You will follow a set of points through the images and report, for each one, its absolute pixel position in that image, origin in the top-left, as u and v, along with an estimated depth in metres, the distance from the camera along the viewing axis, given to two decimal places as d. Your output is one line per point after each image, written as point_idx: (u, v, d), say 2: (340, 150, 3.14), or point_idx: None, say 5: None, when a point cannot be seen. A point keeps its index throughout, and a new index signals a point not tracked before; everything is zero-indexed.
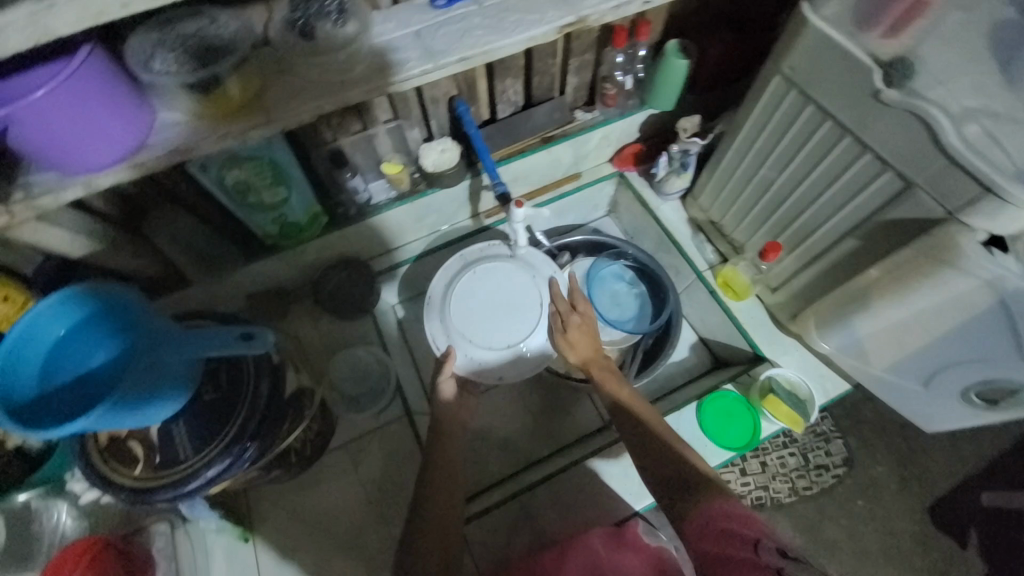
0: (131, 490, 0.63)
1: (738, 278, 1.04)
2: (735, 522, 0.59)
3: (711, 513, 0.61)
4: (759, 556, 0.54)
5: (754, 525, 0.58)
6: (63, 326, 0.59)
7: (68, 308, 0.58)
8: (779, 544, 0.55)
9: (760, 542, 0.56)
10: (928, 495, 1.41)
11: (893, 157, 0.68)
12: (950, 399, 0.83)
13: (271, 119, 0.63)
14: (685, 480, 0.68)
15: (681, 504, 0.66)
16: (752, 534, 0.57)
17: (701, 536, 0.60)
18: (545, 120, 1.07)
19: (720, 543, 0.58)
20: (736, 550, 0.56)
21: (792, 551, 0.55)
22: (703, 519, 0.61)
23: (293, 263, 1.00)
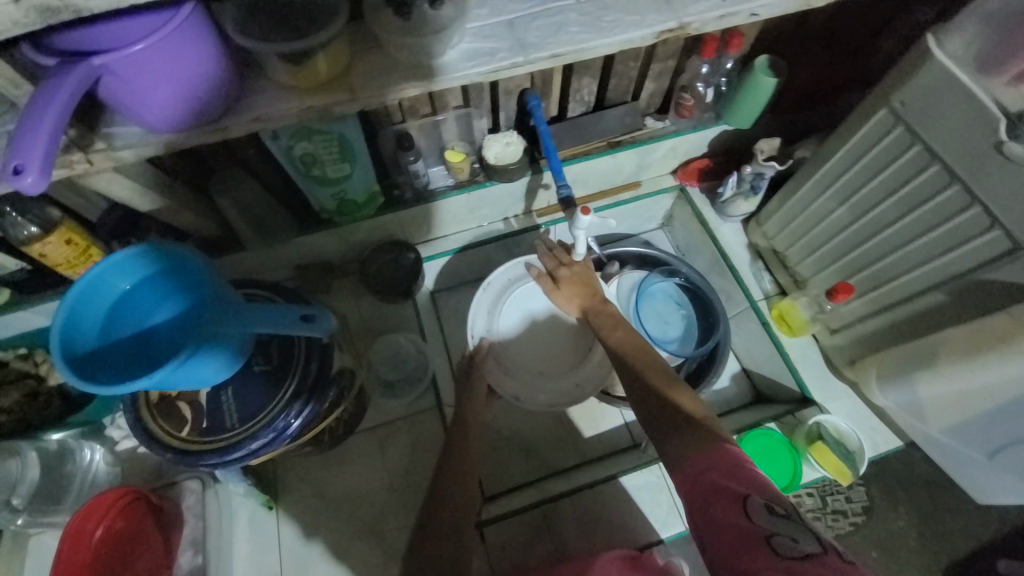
0: (176, 451, 0.64)
1: (795, 313, 1.00)
2: (725, 474, 0.54)
3: (701, 464, 0.56)
4: (749, 519, 0.50)
5: (745, 477, 0.54)
6: (130, 281, 0.59)
7: (137, 263, 0.58)
8: (768, 500, 0.52)
9: (749, 497, 0.52)
10: (950, 557, 1.36)
11: (1006, 215, 0.62)
12: (1013, 476, 0.77)
13: (357, 95, 0.63)
14: (677, 420, 0.64)
15: (671, 444, 0.62)
16: (741, 486, 0.53)
17: (690, 486, 0.56)
18: (614, 124, 1.03)
19: (708, 498, 0.54)
20: (725, 507, 0.52)
21: (782, 507, 0.52)
22: (694, 468, 0.57)
23: (343, 240, 0.99)
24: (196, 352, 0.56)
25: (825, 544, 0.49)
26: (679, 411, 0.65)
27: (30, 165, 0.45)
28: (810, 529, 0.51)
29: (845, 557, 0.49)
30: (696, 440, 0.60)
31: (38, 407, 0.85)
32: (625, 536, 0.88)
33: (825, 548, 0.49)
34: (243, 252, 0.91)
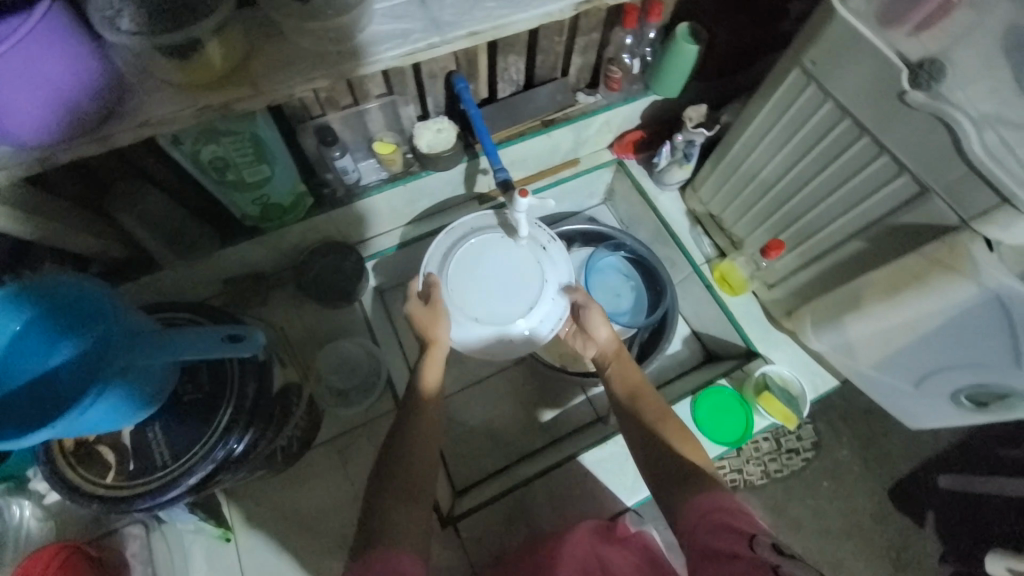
0: (103, 500, 0.58)
1: (735, 273, 1.04)
2: (729, 515, 0.54)
3: (706, 507, 0.57)
4: (753, 550, 0.49)
5: (753, 525, 0.53)
6: (19, 321, 0.52)
7: (23, 301, 0.51)
8: (775, 541, 0.50)
9: (755, 537, 0.51)
10: (889, 477, 1.49)
11: (910, 161, 0.67)
12: (938, 398, 0.84)
13: (260, 89, 0.57)
14: (685, 473, 0.64)
15: (679, 497, 0.61)
16: (746, 527, 0.52)
17: (694, 527, 0.56)
18: (546, 102, 1.01)
19: (713, 536, 0.53)
20: (728, 543, 0.51)
21: (790, 549, 0.49)
22: (699, 515, 0.56)
23: (275, 247, 0.93)
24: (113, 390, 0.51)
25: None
26: (685, 463, 0.66)
27: None
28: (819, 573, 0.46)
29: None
30: (703, 489, 0.60)
31: None
32: (595, 508, 0.90)
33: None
34: (160, 272, 0.83)
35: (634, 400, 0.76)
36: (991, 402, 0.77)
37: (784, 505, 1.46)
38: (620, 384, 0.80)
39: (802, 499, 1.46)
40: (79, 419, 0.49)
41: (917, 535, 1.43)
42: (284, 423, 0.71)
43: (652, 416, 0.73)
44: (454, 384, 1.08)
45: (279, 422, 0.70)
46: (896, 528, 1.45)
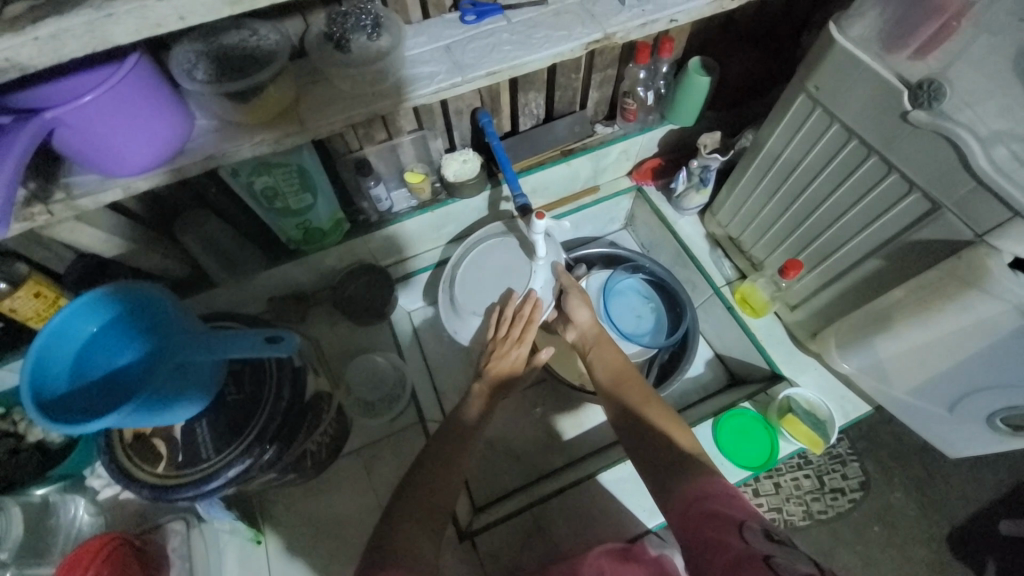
0: (152, 487, 0.64)
1: (756, 295, 1.04)
2: (720, 503, 0.56)
3: (696, 492, 0.59)
4: (744, 540, 0.50)
5: (742, 508, 0.55)
6: (96, 325, 0.60)
7: (98, 306, 0.59)
8: (765, 527, 0.52)
9: (747, 524, 0.52)
10: (948, 523, 1.37)
11: (920, 177, 0.68)
12: (975, 424, 0.81)
13: (305, 125, 0.66)
14: (674, 457, 0.67)
15: (671, 479, 0.64)
16: (738, 515, 0.54)
17: (687, 515, 0.57)
18: (565, 133, 1.08)
19: (704, 523, 0.55)
20: (720, 533, 0.52)
21: (779, 535, 0.52)
22: (689, 500, 0.58)
23: (314, 268, 1.02)
24: (162, 382, 0.57)
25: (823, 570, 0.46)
26: (671, 447, 0.69)
27: None
28: (807, 559, 0.48)
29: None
30: (692, 472, 0.63)
31: (18, 464, 0.83)
32: (614, 529, 0.89)
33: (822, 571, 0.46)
34: (213, 289, 0.93)
35: (617, 385, 0.81)
36: None
37: (831, 550, 1.36)
38: (604, 370, 0.85)
39: (850, 544, 1.36)
40: (135, 411, 0.55)
41: None
42: (314, 428, 0.76)
43: (636, 399, 0.77)
44: None
45: (310, 426, 0.75)
46: None
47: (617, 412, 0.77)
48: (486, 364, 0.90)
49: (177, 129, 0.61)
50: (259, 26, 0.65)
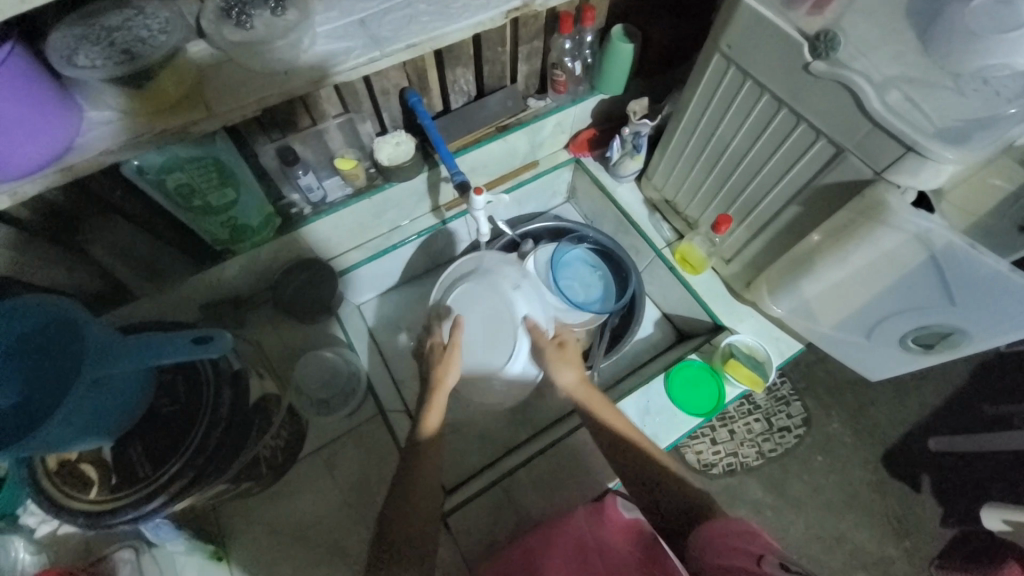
0: (88, 515, 0.59)
1: (693, 252, 1.08)
2: (740, 538, 0.66)
3: (721, 530, 0.68)
4: (760, 565, 0.61)
5: (761, 544, 0.64)
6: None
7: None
8: (781, 560, 0.62)
9: (765, 557, 0.62)
10: (881, 446, 1.51)
11: (824, 124, 0.73)
12: (891, 347, 0.90)
13: (214, 109, 0.62)
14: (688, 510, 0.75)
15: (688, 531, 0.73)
16: (756, 549, 0.64)
17: (708, 550, 0.67)
18: (498, 109, 1.07)
19: (723, 555, 0.65)
20: (739, 560, 0.63)
21: (793, 565, 0.62)
22: (714, 536, 0.68)
23: (250, 269, 0.97)
24: (85, 397, 0.53)
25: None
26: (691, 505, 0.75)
27: None
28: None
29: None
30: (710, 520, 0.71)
31: None
32: (581, 491, 0.92)
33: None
34: (137, 300, 0.87)
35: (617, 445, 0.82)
36: (936, 343, 0.83)
37: (781, 483, 1.48)
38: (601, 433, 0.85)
39: (798, 475, 1.49)
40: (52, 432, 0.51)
41: (913, 499, 1.47)
42: (262, 432, 0.72)
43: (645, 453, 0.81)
44: None
45: (259, 430, 0.72)
46: (894, 497, 1.47)
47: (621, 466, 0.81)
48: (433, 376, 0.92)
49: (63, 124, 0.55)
50: (146, 4, 0.59)
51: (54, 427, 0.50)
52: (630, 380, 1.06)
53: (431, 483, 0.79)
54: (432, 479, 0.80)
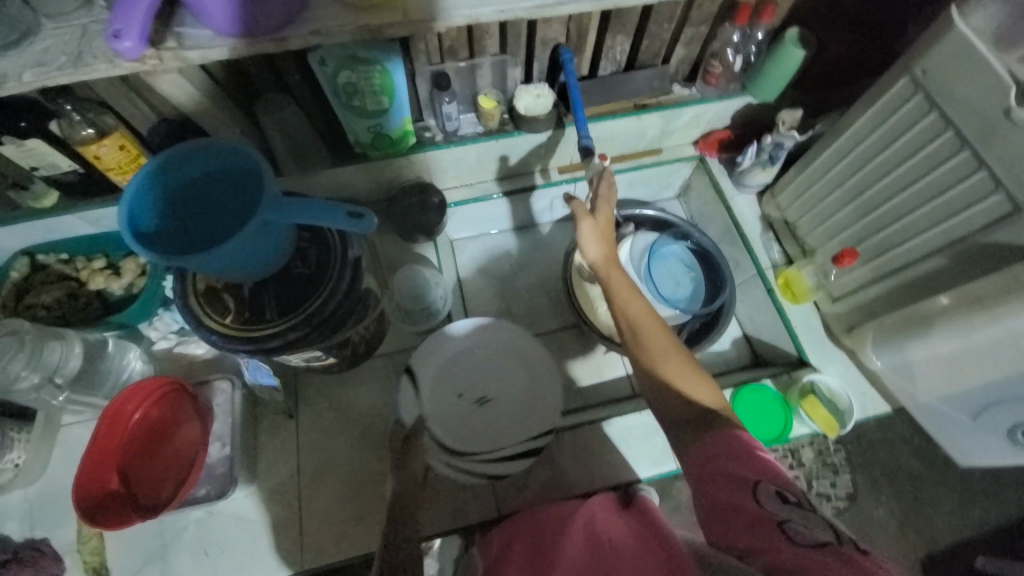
0: (220, 335, 0.68)
1: (800, 281, 1.04)
2: (737, 463, 0.58)
3: (720, 449, 0.59)
4: (760, 503, 0.54)
5: (761, 468, 0.57)
6: (162, 195, 0.63)
7: (170, 172, 0.63)
8: (780, 488, 0.56)
9: (762, 484, 0.56)
10: (925, 546, 1.40)
11: (1009, 179, 0.67)
12: (994, 434, 0.83)
13: (408, 16, 0.67)
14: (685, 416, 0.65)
15: (684, 442, 0.63)
16: (754, 475, 0.56)
17: (703, 479, 0.59)
18: (642, 86, 1.06)
19: (718, 488, 0.57)
20: (737, 495, 0.56)
21: (794, 495, 0.55)
22: (707, 454, 0.60)
23: (373, 177, 1.05)
24: (248, 236, 0.60)
25: (841, 535, 0.51)
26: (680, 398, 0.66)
27: (129, 33, 0.59)
28: (825, 523, 0.53)
29: (864, 551, 0.50)
30: (713, 431, 0.61)
31: (78, 306, 0.95)
32: (615, 471, 0.93)
33: (840, 539, 0.51)
34: (281, 176, 0.97)
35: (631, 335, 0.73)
36: None
37: None
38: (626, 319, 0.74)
39: None
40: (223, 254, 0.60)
41: None
42: (361, 317, 0.80)
43: (659, 348, 0.70)
44: None
45: (357, 316, 0.80)
46: None
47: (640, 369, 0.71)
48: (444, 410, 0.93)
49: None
50: None
51: (226, 250, 0.59)
52: None
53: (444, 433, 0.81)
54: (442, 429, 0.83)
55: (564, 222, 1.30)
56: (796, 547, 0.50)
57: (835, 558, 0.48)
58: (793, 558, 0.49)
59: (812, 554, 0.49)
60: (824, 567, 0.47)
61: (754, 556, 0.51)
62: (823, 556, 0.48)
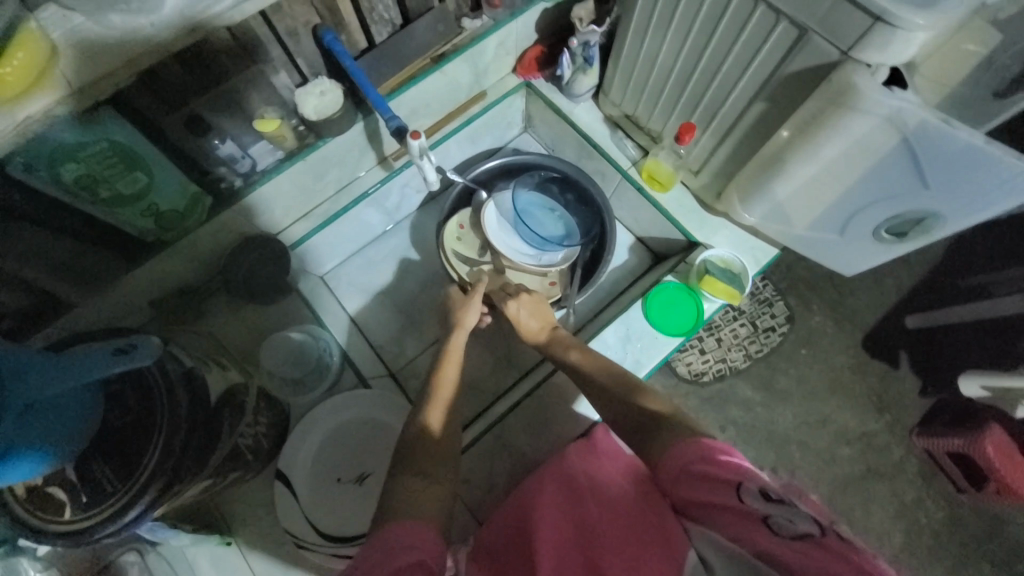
0: (66, 535, 0.58)
1: (660, 168, 1.03)
2: (713, 466, 0.56)
3: (690, 458, 0.59)
4: (741, 501, 0.52)
5: (737, 470, 0.55)
6: None
7: None
8: (762, 485, 0.53)
9: (743, 485, 0.53)
10: (861, 330, 1.56)
11: (785, 4, 0.65)
12: (864, 240, 0.88)
13: (72, 85, 0.54)
14: (643, 422, 0.70)
15: (649, 444, 0.66)
16: (732, 476, 0.55)
17: (678, 483, 0.59)
18: (429, 36, 0.94)
19: (696, 490, 0.57)
20: (717, 495, 0.54)
21: (776, 491, 0.52)
22: (680, 463, 0.59)
23: (187, 259, 0.91)
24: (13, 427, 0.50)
25: (825, 522, 0.48)
26: (633, 405, 0.73)
27: None
28: (811, 512, 0.50)
29: (852, 538, 0.46)
30: (686, 439, 0.61)
31: None
32: (568, 426, 0.93)
33: (827, 527, 0.48)
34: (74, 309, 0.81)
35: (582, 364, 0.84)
36: (909, 230, 0.81)
37: (769, 379, 1.53)
38: (578, 356, 0.85)
39: (785, 370, 1.53)
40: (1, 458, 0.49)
41: (892, 375, 1.53)
42: (231, 424, 0.72)
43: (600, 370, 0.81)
44: (416, 346, 1.12)
45: (227, 423, 0.71)
46: (875, 375, 1.53)
47: (595, 387, 0.79)
48: (333, 500, 0.88)
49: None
50: None
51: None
52: (610, 310, 1.04)
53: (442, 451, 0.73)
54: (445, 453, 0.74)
55: (428, 204, 1.22)
56: (783, 543, 0.47)
57: (823, 553, 0.45)
58: (781, 552, 0.47)
59: (801, 549, 0.46)
60: (819, 563, 0.44)
61: (744, 544, 0.51)
62: (812, 549, 0.46)
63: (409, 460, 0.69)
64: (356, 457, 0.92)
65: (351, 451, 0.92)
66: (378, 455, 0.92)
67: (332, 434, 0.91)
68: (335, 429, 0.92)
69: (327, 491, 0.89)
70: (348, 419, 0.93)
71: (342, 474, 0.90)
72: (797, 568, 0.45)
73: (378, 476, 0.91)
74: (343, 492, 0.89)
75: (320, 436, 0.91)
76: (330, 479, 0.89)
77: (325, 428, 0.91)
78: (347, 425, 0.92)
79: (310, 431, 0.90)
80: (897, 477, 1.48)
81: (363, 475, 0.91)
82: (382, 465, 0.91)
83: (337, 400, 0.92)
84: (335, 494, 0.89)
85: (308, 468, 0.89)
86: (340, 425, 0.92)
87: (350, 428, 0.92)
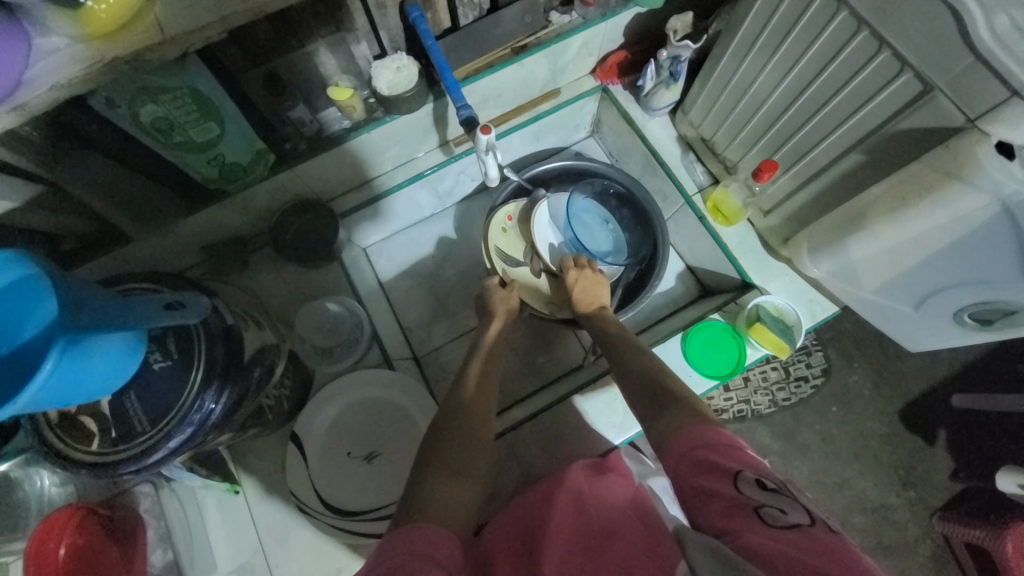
0: (91, 465, 0.61)
1: (728, 201, 0.97)
2: (717, 453, 0.54)
3: (697, 440, 0.56)
4: (738, 490, 0.50)
5: (738, 458, 0.54)
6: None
7: None
8: (758, 475, 0.52)
9: (741, 473, 0.52)
10: (902, 399, 1.46)
11: (914, 55, 0.59)
12: (939, 320, 0.81)
13: (163, 31, 0.52)
14: (656, 392, 0.69)
15: (657, 423, 0.64)
16: (733, 464, 0.53)
17: (678, 466, 0.56)
18: (514, 25, 0.90)
19: (697, 475, 0.53)
20: (714, 481, 0.51)
21: (771, 482, 0.52)
22: (687, 445, 0.57)
23: (243, 211, 0.92)
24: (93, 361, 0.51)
25: (814, 517, 0.48)
26: (657, 382, 0.71)
27: None
28: (800, 507, 0.49)
29: (836, 532, 0.47)
30: (695, 423, 0.59)
31: None
32: (582, 447, 0.91)
33: (814, 522, 0.48)
34: (130, 243, 0.83)
35: (619, 332, 0.86)
36: (995, 320, 0.74)
37: (792, 430, 1.46)
38: (612, 324, 0.89)
39: (811, 424, 1.46)
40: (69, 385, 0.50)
41: (926, 452, 1.44)
42: (263, 381, 0.74)
43: (631, 339, 0.83)
44: (443, 334, 1.12)
45: (259, 379, 0.72)
46: (907, 449, 1.44)
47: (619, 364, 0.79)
48: (339, 472, 0.90)
49: (16, 48, 0.49)
50: None
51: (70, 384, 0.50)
52: (645, 337, 1.01)
53: (475, 444, 0.67)
54: (479, 447, 0.67)
55: (479, 193, 1.20)
56: (772, 533, 0.45)
57: (814, 544, 0.44)
58: (772, 543, 0.44)
59: (790, 538, 0.45)
60: (804, 551, 0.43)
61: (731, 538, 0.46)
62: (798, 539, 0.45)
63: (444, 445, 0.65)
64: (368, 433, 0.93)
65: (364, 428, 0.93)
66: (390, 436, 0.93)
67: (349, 407, 0.93)
68: (352, 403, 0.93)
69: (336, 463, 0.90)
70: (365, 396, 0.93)
71: (353, 447, 0.92)
72: (780, 555, 0.43)
73: (387, 456, 0.92)
74: (351, 465, 0.91)
75: (338, 407, 0.92)
76: (341, 451, 0.91)
77: (343, 400, 0.92)
78: (365, 401, 0.93)
79: (330, 402, 0.91)
80: (908, 558, 1.40)
81: (372, 453, 0.92)
82: (392, 446, 0.93)
83: (360, 375, 0.93)
84: (342, 466, 0.90)
85: (322, 436, 0.91)
86: (358, 399, 0.93)
87: (367, 404, 0.94)
